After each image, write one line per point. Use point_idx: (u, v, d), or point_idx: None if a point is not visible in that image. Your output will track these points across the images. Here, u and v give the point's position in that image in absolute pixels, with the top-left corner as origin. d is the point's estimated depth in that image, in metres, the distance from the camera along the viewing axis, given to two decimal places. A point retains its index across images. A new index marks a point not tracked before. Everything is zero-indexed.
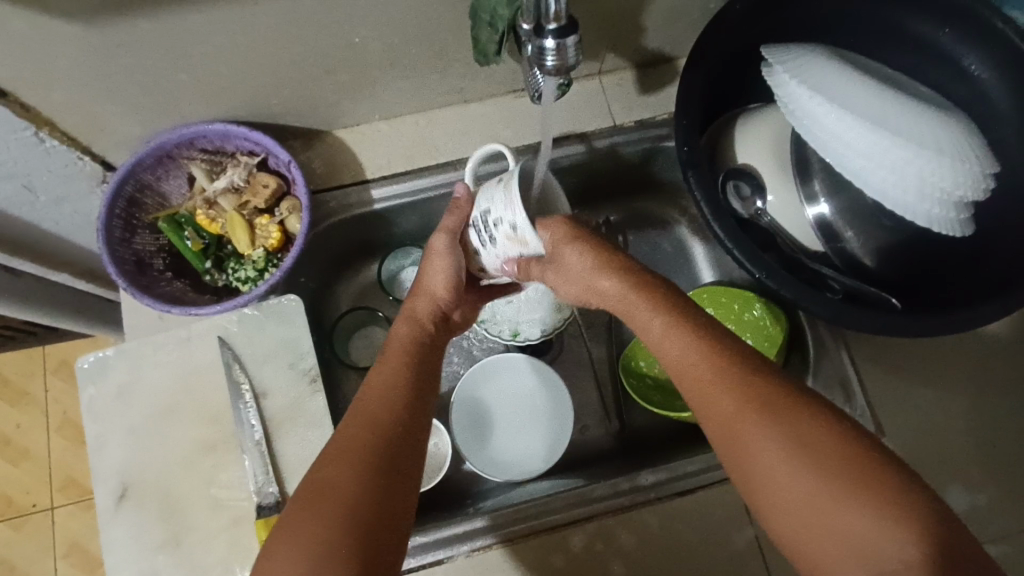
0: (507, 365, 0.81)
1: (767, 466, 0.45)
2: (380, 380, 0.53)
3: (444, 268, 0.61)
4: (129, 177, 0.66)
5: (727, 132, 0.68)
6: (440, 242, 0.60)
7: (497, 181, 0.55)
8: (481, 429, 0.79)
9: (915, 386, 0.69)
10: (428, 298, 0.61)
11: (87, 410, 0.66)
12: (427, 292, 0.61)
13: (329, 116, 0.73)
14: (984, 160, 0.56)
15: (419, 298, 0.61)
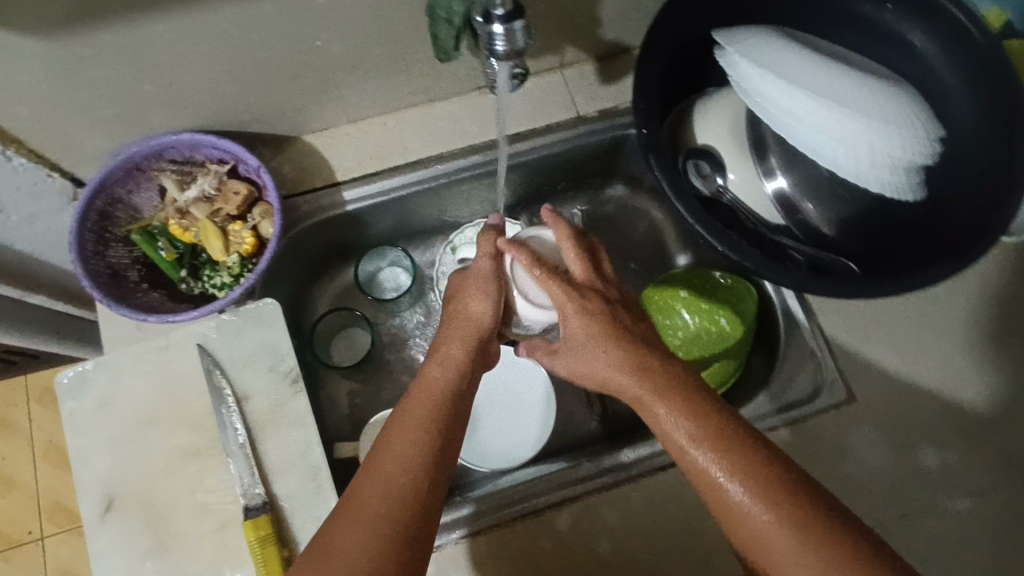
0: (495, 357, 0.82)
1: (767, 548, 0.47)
2: (402, 451, 0.51)
3: (484, 292, 0.61)
4: (100, 191, 0.67)
5: (687, 118, 0.70)
6: (485, 267, 0.63)
7: None
8: (466, 421, 0.80)
9: (883, 351, 0.71)
10: (467, 325, 0.60)
11: (69, 424, 0.67)
12: (467, 320, 0.60)
13: (297, 122, 0.75)
14: (928, 127, 0.59)
15: (460, 327, 0.60)
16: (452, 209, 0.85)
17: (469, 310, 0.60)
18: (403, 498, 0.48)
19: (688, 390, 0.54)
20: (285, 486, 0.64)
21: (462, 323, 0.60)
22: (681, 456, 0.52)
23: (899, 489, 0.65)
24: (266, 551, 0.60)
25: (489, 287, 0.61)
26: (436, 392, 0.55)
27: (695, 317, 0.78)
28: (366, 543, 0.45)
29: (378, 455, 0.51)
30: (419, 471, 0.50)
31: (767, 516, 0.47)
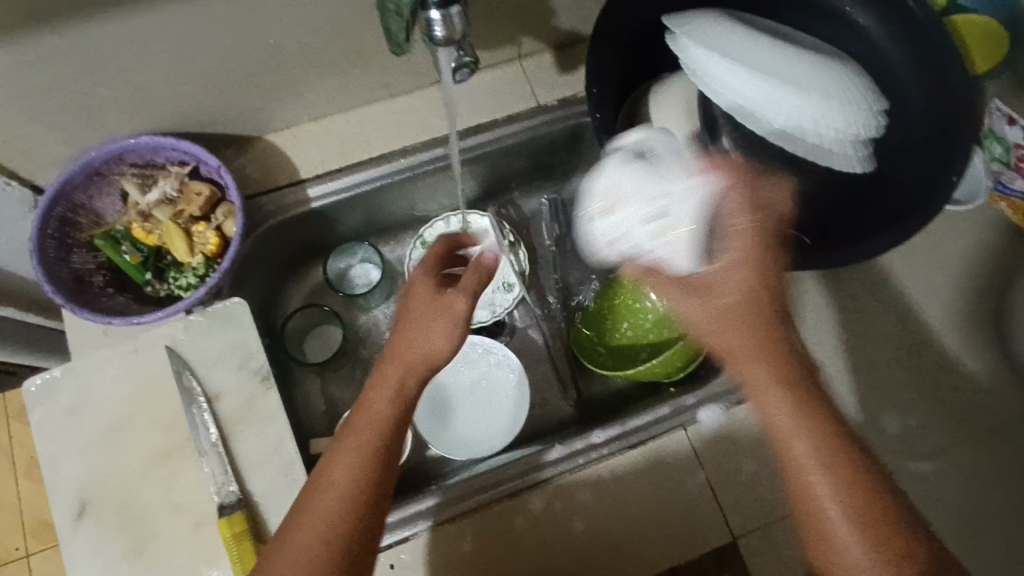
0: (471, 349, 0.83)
1: (812, 510, 0.50)
2: (311, 536, 0.46)
3: (445, 327, 0.53)
4: (60, 197, 0.67)
5: (642, 103, 0.71)
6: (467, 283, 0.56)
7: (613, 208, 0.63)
8: (445, 413, 0.80)
9: (843, 321, 0.72)
10: (418, 363, 0.52)
11: (38, 431, 0.66)
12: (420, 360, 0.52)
13: (258, 121, 0.75)
14: (870, 99, 0.60)
15: (405, 367, 0.52)
16: (420, 203, 0.86)
17: (410, 342, 0.53)
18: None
19: (787, 392, 0.51)
20: (259, 481, 0.65)
21: (406, 360, 0.52)
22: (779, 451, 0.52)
23: None
24: (241, 547, 0.61)
25: (443, 326, 0.53)
26: (355, 467, 0.48)
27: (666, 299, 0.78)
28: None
29: (290, 535, 0.47)
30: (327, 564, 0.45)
31: (843, 507, 0.49)
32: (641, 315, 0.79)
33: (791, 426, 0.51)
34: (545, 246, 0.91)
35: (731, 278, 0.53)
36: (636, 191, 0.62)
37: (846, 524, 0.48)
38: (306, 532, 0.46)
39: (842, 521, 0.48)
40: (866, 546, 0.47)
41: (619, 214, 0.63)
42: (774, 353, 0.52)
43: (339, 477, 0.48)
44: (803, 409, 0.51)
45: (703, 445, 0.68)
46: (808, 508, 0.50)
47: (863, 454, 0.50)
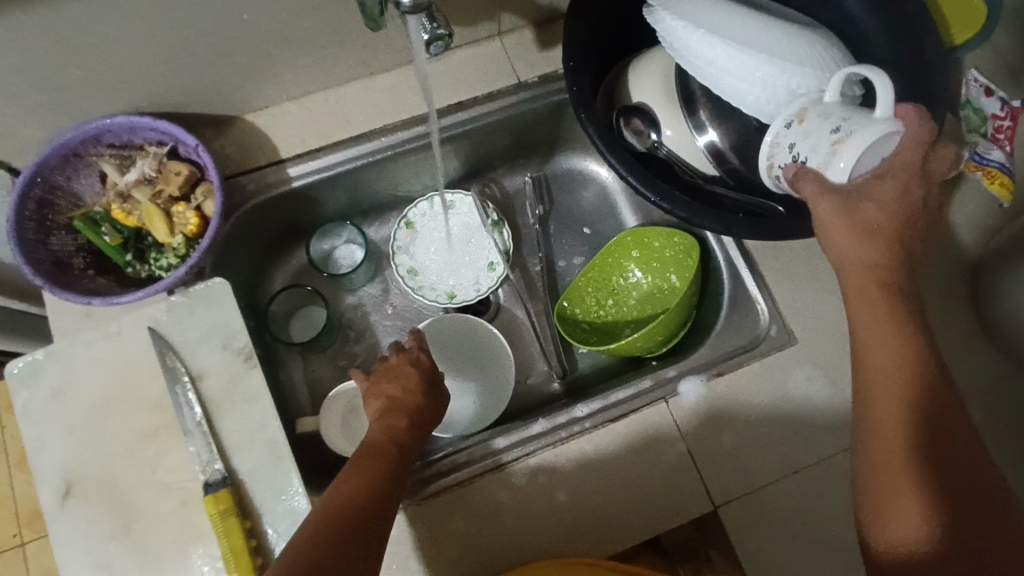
0: (460, 327, 0.84)
1: (891, 470, 0.48)
2: (307, 545, 0.49)
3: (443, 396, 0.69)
4: (37, 179, 0.66)
5: (621, 79, 0.70)
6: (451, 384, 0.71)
7: (840, 140, 0.51)
8: None
9: (823, 293, 0.73)
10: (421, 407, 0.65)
11: (22, 414, 0.67)
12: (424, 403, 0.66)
13: (237, 101, 0.74)
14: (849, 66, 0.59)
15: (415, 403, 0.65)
16: (402, 183, 0.86)
17: (392, 397, 0.65)
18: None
19: (888, 321, 0.50)
20: (243, 459, 0.65)
21: (399, 405, 0.64)
22: (864, 374, 0.51)
23: (842, 422, 0.68)
24: (228, 525, 0.61)
25: (410, 379, 0.66)
26: (354, 486, 0.54)
27: (648, 276, 0.85)
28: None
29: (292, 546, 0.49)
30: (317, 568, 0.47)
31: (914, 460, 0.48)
32: (625, 292, 0.85)
33: (896, 374, 0.49)
34: (528, 226, 0.91)
35: (878, 191, 0.51)
36: (828, 108, 0.54)
37: (927, 490, 0.47)
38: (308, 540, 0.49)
39: (925, 484, 0.47)
40: (939, 515, 0.47)
41: (803, 127, 0.54)
42: (888, 301, 0.51)
43: (334, 501, 0.53)
44: (904, 341, 0.50)
45: (684, 415, 0.68)
46: (879, 447, 0.49)
47: (962, 430, 0.49)
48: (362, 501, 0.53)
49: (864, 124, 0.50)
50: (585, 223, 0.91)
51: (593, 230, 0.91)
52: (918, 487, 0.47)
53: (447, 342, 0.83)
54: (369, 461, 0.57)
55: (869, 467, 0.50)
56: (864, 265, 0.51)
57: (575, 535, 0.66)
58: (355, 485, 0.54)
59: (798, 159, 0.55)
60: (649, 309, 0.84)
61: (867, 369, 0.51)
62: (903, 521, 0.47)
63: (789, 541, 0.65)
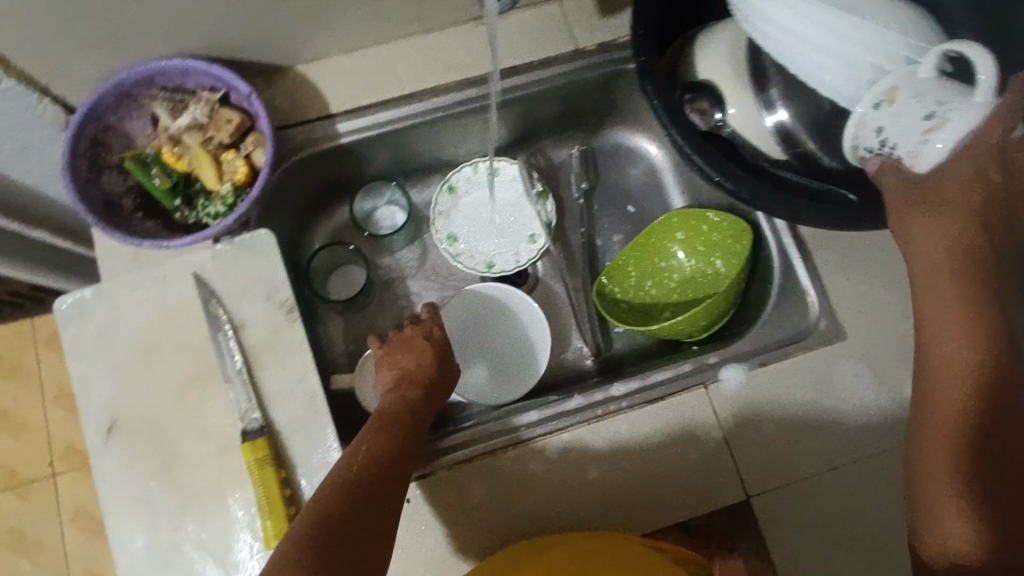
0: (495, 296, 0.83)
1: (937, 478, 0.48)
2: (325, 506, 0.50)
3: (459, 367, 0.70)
4: (91, 117, 0.66)
5: (686, 51, 0.67)
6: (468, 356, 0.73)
7: (934, 127, 0.50)
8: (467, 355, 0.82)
9: (878, 287, 0.70)
10: (434, 378, 0.66)
11: (69, 350, 0.68)
12: (438, 375, 0.66)
13: (289, 51, 0.73)
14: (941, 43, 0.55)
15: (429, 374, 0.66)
16: (448, 147, 0.84)
17: (405, 369, 0.65)
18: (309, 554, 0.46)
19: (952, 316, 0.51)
20: (281, 410, 0.66)
21: (412, 376, 0.65)
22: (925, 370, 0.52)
23: (886, 421, 0.66)
24: (265, 474, 0.62)
25: (425, 351, 0.67)
26: (373, 452, 0.55)
27: (692, 259, 0.82)
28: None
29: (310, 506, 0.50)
30: (335, 532, 0.48)
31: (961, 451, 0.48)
32: (667, 274, 0.83)
33: (964, 381, 0.49)
34: (573, 199, 0.89)
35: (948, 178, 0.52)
36: (919, 86, 0.50)
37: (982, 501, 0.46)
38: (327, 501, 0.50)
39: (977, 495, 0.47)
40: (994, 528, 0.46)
41: (893, 109, 0.51)
42: (970, 307, 0.51)
43: (353, 466, 0.54)
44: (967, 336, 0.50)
45: (723, 401, 0.67)
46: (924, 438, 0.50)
47: None
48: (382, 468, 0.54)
49: (960, 110, 0.49)
50: (630, 200, 0.89)
51: (638, 208, 0.89)
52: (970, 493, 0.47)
53: (464, 322, 0.83)
54: (388, 428, 0.58)
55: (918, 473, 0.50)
56: (941, 269, 0.52)
57: (604, 512, 0.65)
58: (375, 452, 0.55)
59: (886, 143, 0.53)
60: (691, 292, 0.82)
61: (934, 377, 0.51)
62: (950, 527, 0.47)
63: (820, 534, 0.64)
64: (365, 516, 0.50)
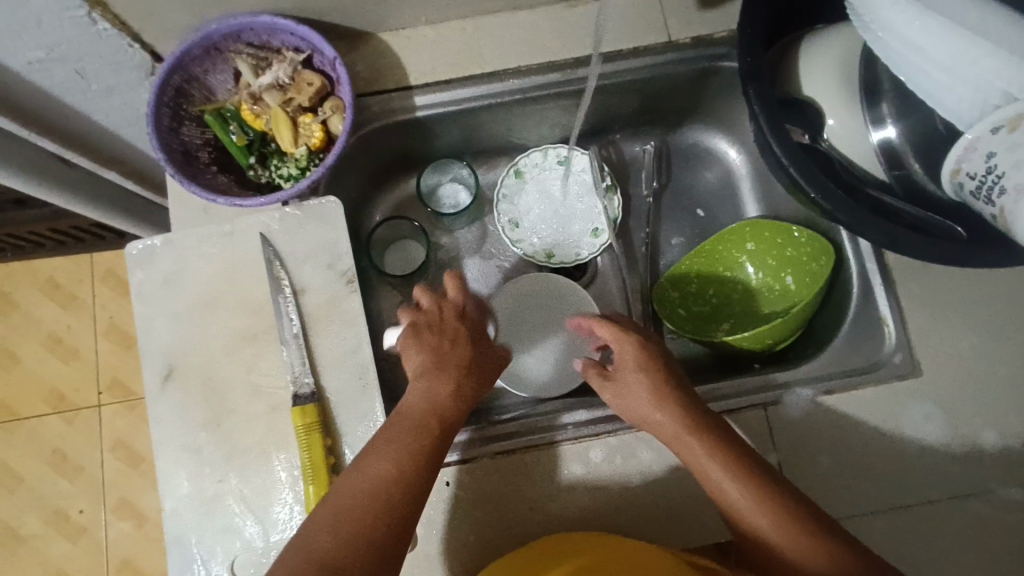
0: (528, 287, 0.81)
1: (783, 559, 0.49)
2: (336, 546, 0.47)
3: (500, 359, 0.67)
4: (178, 67, 0.66)
5: (790, 54, 0.64)
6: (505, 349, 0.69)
7: None
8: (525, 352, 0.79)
9: (960, 326, 0.66)
10: (472, 370, 0.62)
11: (136, 293, 0.69)
12: (475, 367, 0.62)
13: (375, 17, 0.71)
14: None
15: (464, 369, 0.61)
16: (520, 129, 0.82)
17: (438, 354, 0.61)
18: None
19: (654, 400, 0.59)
20: (333, 379, 0.66)
21: (445, 366, 0.60)
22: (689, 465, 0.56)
23: (951, 468, 0.62)
24: (311, 439, 0.62)
25: (456, 337, 0.64)
26: (388, 476, 0.51)
27: (760, 273, 0.79)
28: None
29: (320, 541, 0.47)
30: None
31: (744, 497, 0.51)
32: (731, 284, 0.80)
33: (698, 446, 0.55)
34: (641, 196, 0.86)
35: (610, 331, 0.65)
36: None
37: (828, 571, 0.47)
38: (342, 538, 0.48)
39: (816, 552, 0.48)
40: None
41: (1012, 136, 0.48)
42: (692, 432, 0.56)
43: (367, 495, 0.50)
44: (674, 413, 0.58)
45: (782, 426, 0.64)
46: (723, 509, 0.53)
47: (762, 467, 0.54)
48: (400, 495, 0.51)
49: None
50: (700, 204, 0.86)
51: (708, 213, 0.86)
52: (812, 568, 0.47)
53: (510, 311, 0.80)
54: (406, 441, 0.54)
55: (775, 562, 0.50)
56: (655, 418, 0.58)
57: (642, 522, 0.64)
58: (389, 477, 0.51)
59: (992, 170, 0.49)
60: (755, 305, 0.79)
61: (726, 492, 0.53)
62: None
63: None
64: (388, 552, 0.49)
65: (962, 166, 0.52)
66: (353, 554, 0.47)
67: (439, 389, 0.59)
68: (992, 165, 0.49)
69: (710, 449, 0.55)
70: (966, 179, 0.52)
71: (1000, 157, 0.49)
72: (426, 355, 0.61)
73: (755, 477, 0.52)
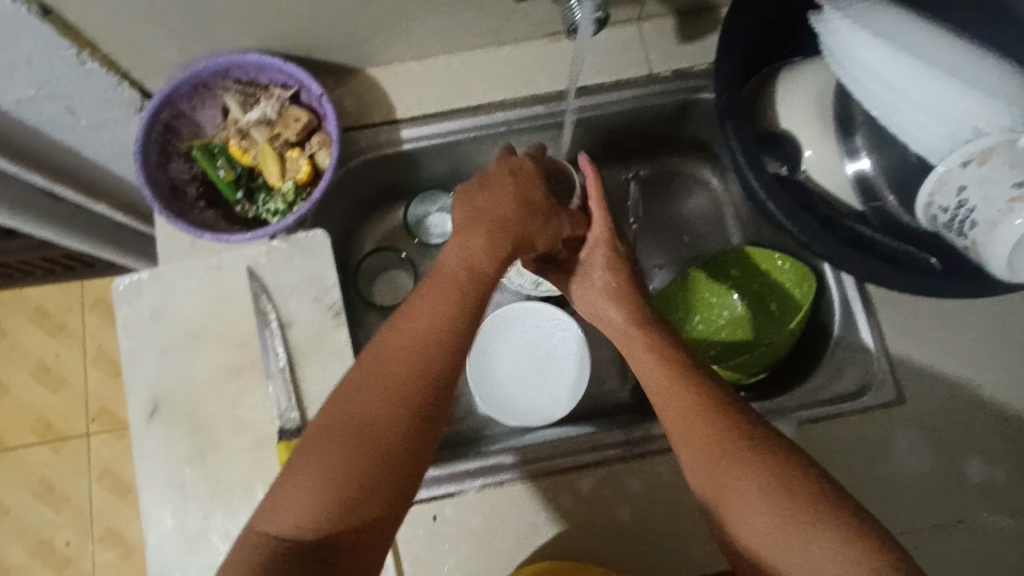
0: (503, 321, 0.80)
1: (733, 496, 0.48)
2: (346, 433, 0.46)
3: (548, 232, 0.61)
4: (167, 104, 0.67)
5: (770, 86, 0.64)
6: (564, 222, 0.63)
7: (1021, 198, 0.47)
8: (525, 378, 0.78)
9: (941, 353, 0.67)
10: (513, 231, 0.58)
11: (123, 328, 0.69)
12: (517, 229, 0.58)
13: (363, 53, 0.73)
14: None
15: (503, 227, 0.58)
16: None
17: (481, 208, 0.58)
18: (337, 499, 0.44)
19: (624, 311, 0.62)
20: None
21: (486, 221, 0.57)
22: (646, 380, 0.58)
23: (936, 496, 0.63)
24: None
25: (505, 195, 0.59)
26: (416, 346, 0.50)
27: (745, 299, 0.78)
28: (284, 535, 0.44)
29: (323, 431, 0.47)
30: (376, 457, 0.46)
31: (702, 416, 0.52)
32: (717, 310, 0.78)
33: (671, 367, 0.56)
34: (625, 225, 0.86)
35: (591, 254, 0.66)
36: (1017, 155, 0.48)
37: (778, 513, 0.46)
38: (352, 424, 0.47)
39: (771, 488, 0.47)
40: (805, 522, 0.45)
41: (982, 170, 0.49)
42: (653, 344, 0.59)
43: (391, 370, 0.49)
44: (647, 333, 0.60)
45: None
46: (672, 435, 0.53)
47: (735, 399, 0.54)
48: (430, 366, 0.49)
49: None
50: (687, 231, 0.86)
51: (693, 240, 0.86)
52: (758, 511, 0.47)
53: (495, 349, 0.79)
54: (439, 306, 0.52)
55: (720, 499, 0.49)
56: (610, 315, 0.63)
57: (630, 554, 0.64)
58: (416, 347, 0.50)
59: (964, 204, 0.50)
60: (740, 333, 0.77)
61: (687, 420, 0.52)
62: (778, 548, 0.45)
63: None
64: (415, 427, 0.47)
65: (933, 197, 0.53)
66: (378, 432, 0.46)
67: (473, 242, 0.56)
68: (962, 199, 0.50)
69: (686, 375, 0.55)
70: (937, 210, 0.53)
71: (969, 192, 0.50)
72: (472, 207, 0.59)
73: (722, 413, 0.51)
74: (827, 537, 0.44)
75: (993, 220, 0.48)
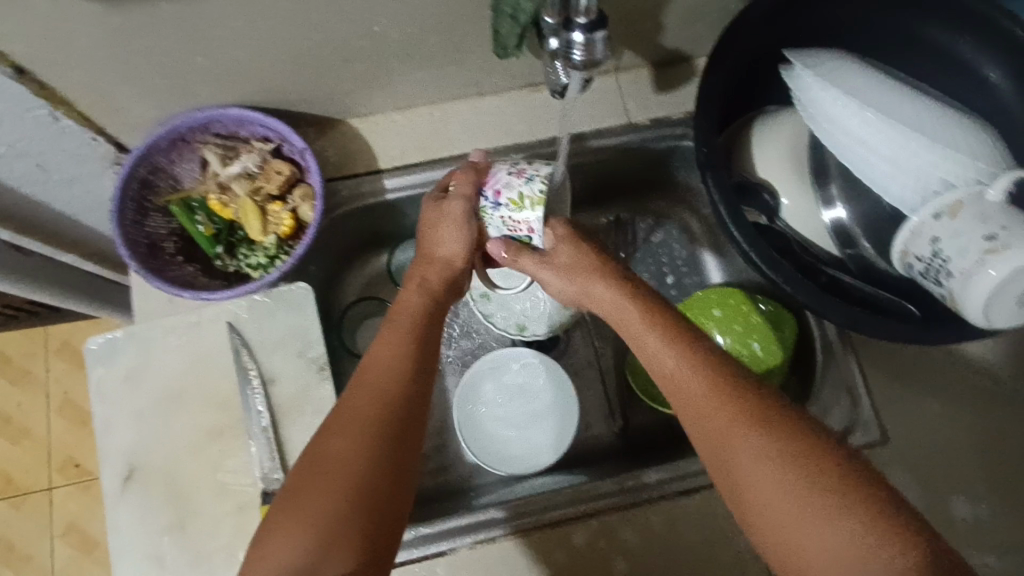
0: (469, 394, 0.78)
1: (740, 458, 0.46)
2: (323, 487, 0.45)
3: (455, 234, 0.59)
4: (143, 160, 0.66)
5: (744, 135, 0.66)
6: (455, 210, 0.58)
7: (993, 250, 0.49)
8: (522, 422, 0.77)
9: (917, 391, 0.68)
10: (437, 264, 0.60)
11: (95, 390, 0.66)
12: (438, 260, 0.60)
13: (345, 105, 0.73)
14: (1004, 156, 0.55)
15: (429, 266, 0.60)
16: None
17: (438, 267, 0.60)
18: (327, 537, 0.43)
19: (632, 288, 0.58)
20: None
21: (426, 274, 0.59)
22: (648, 356, 0.54)
23: None
24: None
25: (454, 244, 0.59)
26: (375, 390, 0.50)
27: (728, 339, 0.75)
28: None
29: (305, 479, 0.46)
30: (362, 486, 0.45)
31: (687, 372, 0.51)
32: None
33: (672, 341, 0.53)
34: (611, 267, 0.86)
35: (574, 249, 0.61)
36: (985, 209, 0.51)
37: (791, 475, 0.44)
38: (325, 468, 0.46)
39: (764, 451, 0.45)
40: (805, 484, 0.43)
41: (955, 223, 0.51)
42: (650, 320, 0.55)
43: (355, 418, 0.48)
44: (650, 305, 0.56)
45: None
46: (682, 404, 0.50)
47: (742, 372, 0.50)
48: (397, 399, 0.50)
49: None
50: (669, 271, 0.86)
51: (677, 279, 0.86)
52: (767, 469, 0.45)
53: (487, 421, 0.77)
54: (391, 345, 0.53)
55: (725, 458, 0.47)
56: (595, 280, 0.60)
57: None
58: (378, 393, 0.50)
59: (939, 254, 0.52)
60: None
61: (684, 405, 0.50)
62: (780, 509, 0.43)
63: None
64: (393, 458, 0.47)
65: (909, 247, 0.54)
66: (347, 476, 0.45)
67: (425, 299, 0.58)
68: (938, 249, 0.52)
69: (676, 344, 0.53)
70: (912, 258, 0.55)
71: (945, 244, 0.52)
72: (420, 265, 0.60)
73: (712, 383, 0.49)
74: (835, 500, 0.42)
75: (970, 270, 0.50)
